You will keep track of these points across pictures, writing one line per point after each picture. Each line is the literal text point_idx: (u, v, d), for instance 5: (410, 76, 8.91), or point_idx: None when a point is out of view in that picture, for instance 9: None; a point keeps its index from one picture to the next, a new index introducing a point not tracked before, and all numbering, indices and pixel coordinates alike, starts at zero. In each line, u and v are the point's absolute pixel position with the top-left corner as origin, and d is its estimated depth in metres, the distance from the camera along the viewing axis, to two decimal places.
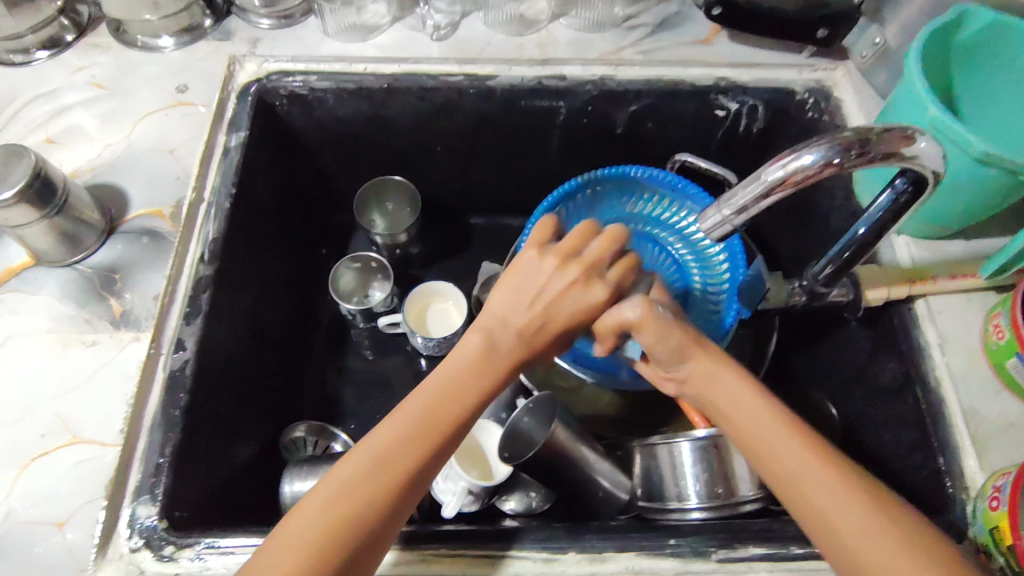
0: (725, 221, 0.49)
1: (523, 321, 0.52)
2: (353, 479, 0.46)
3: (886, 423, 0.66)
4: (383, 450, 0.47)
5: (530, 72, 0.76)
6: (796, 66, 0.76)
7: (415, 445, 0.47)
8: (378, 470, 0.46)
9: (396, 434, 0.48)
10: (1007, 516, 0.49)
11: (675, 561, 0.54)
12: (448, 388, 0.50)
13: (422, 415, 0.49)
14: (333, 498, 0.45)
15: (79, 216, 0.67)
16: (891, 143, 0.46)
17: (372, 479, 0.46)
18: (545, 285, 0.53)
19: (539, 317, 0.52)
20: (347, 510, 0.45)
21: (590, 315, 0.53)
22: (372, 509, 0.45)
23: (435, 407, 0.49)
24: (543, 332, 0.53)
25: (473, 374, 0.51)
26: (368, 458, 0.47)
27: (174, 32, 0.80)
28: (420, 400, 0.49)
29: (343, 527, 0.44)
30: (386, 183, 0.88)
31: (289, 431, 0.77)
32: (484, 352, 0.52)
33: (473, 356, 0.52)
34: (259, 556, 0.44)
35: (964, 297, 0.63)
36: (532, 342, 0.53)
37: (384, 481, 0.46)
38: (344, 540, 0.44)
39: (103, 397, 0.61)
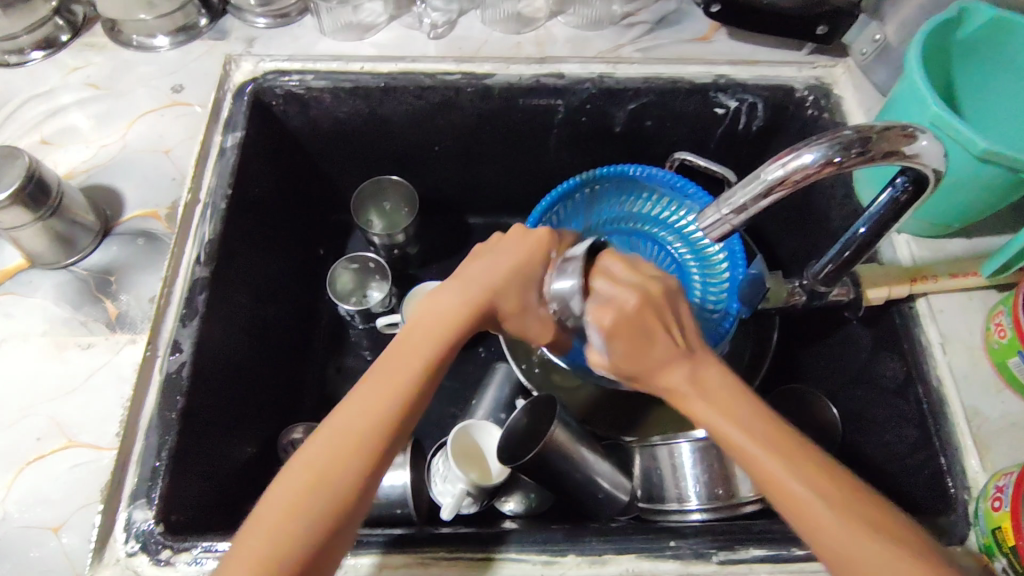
0: (724, 221, 0.49)
1: (477, 271, 0.57)
2: (321, 444, 0.46)
3: (886, 423, 0.66)
4: (347, 411, 0.48)
5: (528, 70, 0.76)
6: (795, 63, 0.75)
7: (380, 402, 0.48)
8: (344, 430, 0.47)
9: (361, 396, 0.48)
10: (1009, 517, 0.49)
11: (676, 563, 0.53)
12: (411, 345, 0.51)
13: (386, 374, 0.49)
14: (306, 466, 0.45)
15: (74, 217, 0.66)
16: (892, 142, 0.45)
17: (341, 441, 0.46)
18: (495, 244, 0.59)
19: (493, 263, 0.57)
20: (318, 475, 0.45)
21: (532, 259, 0.57)
22: (343, 471, 0.45)
23: (398, 366, 0.50)
24: (499, 276, 0.56)
25: (433, 333, 0.52)
26: (337, 423, 0.47)
27: (169, 31, 0.79)
28: (383, 361, 0.51)
29: (316, 495, 0.44)
30: (384, 183, 0.88)
31: (288, 432, 0.75)
32: (446, 306, 0.54)
33: (435, 311, 0.54)
34: (242, 533, 0.44)
35: (965, 295, 0.63)
36: (490, 288, 0.56)
37: (352, 440, 0.46)
38: (319, 507, 0.44)
39: (98, 400, 0.61)
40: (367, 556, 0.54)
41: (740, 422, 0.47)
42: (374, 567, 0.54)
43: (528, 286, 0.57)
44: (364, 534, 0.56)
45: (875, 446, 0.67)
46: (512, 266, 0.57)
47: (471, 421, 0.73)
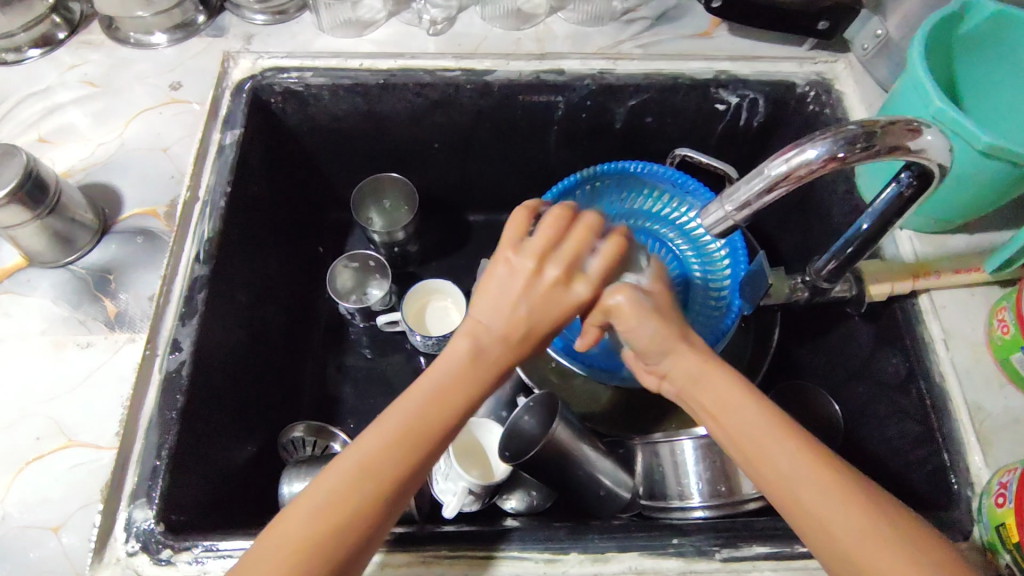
0: (726, 217, 0.48)
1: (507, 325, 0.50)
2: (339, 490, 0.44)
3: (889, 419, 0.66)
4: (371, 460, 0.45)
5: (528, 66, 0.75)
6: (796, 59, 0.75)
7: (407, 455, 0.46)
8: (355, 492, 0.44)
9: (387, 444, 0.46)
10: (1013, 513, 0.48)
11: (678, 560, 0.53)
12: (444, 391, 0.48)
13: (414, 423, 0.47)
14: (321, 506, 0.44)
15: (72, 216, 0.66)
16: (896, 137, 0.45)
17: (348, 501, 0.44)
18: (528, 279, 0.50)
19: (527, 314, 0.49)
20: (334, 518, 0.44)
21: (577, 302, 0.50)
22: (361, 520, 0.44)
23: (426, 414, 0.47)
24: (531, 334, 0.50)
25: (459, 389, 0.48)
26: (358, 467, 0.45)
27: (167, 28, 0.79)
28: (414, 406, 0.47)
29: (331, 537, 0.43)
30: (381, 180, 0.87)
31: (288, 431, 0.75)
32: (480, 358, 0.49)
33: (466, 360, 0.49)
34: (251, 556, 0.43)
35: (968, 291, 0.63)
36: (521, 346, 0.50)
37: (374, 493, 0.45)
38: (335, 551, 0.43)
39: (97, 399, 0.60)
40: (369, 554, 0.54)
41: (761, 435, 0.46)
42: (376, 566, 0.53)
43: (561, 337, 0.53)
44: None
45: (878, 442, 0.67)
46: (548, 321, 0.50)
47: (473, 419, 0.72)
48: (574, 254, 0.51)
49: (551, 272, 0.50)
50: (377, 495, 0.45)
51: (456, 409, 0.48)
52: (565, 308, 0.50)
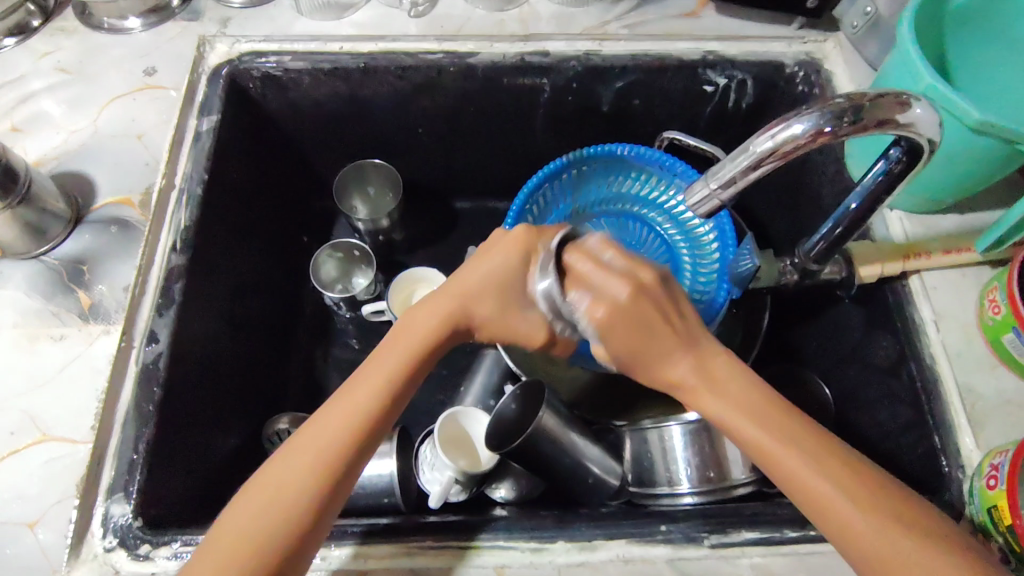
0: (712, 196, 0.47)
1: (456, 282, 0.54)
2: (271, 472, 0.45)
3: (879, 402, 0.65)
4: (303, 435, 0.47)
5: (512, 48, 0.73)
6: (785, 38, 0.73)
7: (337, 423, 0.47)
8: (295, 465, 0.45)
9: (322, 419, 0.47)
10: (1006, 496, 0.48)
11: (667, 548, 0.52)
12: (376, 363, 0.50)
13: (345, 396, 0.48)
14: (257, 491, 0.45)
15: (44, 206, 0.64)
16: (885, 110, 0.44)
17: (289, 474, 0.45)
18: (482, 246, 0.56)
19: (472, 273, 0.54)
20: (271, 496, 0.44)
21: (511, 261, 0.54)
22: (300, 493, 0.44)
23: (365, 383, 0.49)
24: (474, 294, 0.53)
25: (396, 355, 0.50)
26: (302, 438, 0.46)
27: (141, 12, 0.77)
28: (348, 386, 0.49)
29: (265, 514, 0.43)
30: (365, 167, 0.86)
31: (273, 424, 0.73)
32: (417, 324, 0.52)
33: (404, 334, 0.52)
34: (206, 546, 0.44)
35: (958, 272, 0.62)
36: (464, 298, 0.53)
37: (310, 464, 0.45)
38: (276, 528, 0.43)
39: (73, 392, 0.59)
40: (349, 546, 0.53)
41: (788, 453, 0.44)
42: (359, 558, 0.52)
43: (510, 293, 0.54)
44: (342, 524, 0.55)
45: (870, 425, 0.67)
46: (486, 272, 0.54)
47: (459, 408, 0.71)
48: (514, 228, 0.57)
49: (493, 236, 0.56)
50: (307, 466, 0.45)
51: (388, 376, 0.49)
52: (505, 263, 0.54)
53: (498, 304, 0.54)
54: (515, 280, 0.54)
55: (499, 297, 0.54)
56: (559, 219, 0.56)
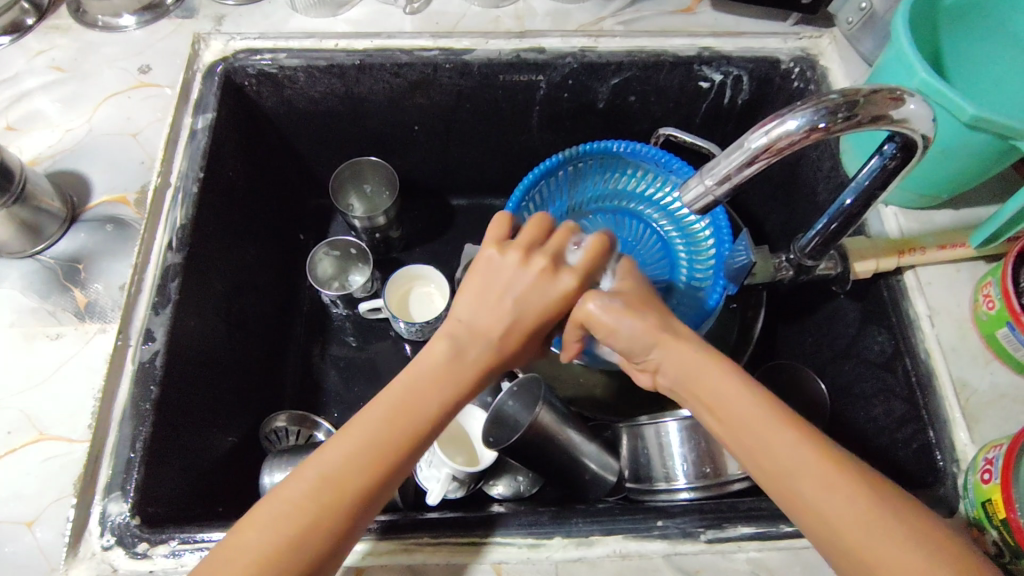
0: (707, 192, 0.47)
1: (492, 322, 0.50)
2: (300, 500, 0.43)
3: (874, 397, 0.65)
4: (338, 469, 0.44)
5: (507, 45, 0.73)
6: (780, 34, 0.73)
7: (376, 459, 0.45)
8: (321, 497, 0.43)
9: (349, 456, 0.45)
10: (1000, 490, 0.48)
11: (663, 543, 0.53)
12: (414, 395, 0.48)
13: (382, 428, 0.46)
14: (284, 515, 0.43)
15: (39, 204, 0.64)
16: (879, 106, 0.44)
17: (314, 506, 0.43)
18: (507, 274, 0.51)
19: (509, 311, 0.50)
20: (301, 528, 0.42)
21: (558, 308, 0.51)
22: (324, 529, 0.43)
23: (394, 415, 0.47)
24: (516, 335, 0.50)
25: (426, 388, 0.48)
26: (326, 467, 0.44)
27: (135, 10, 0.77)
28: (381, 413, 0.47)
29: (294, 546, 0.42)
30: (362, 165, 0.86)
31: (269, 422, 0.74)
32: (456, 360, 0.49)
33: (440, 364, 0.49)
34: (215, 557, 0.42)
35: (953, 267, 0.62)
36: (506, 342, 0.50)
37: (337, 499, 0.44)
38: (295, 562, 0.42)
39: (70, 391, 0.59)
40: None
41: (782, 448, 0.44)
42: (360, 555, 0.53)
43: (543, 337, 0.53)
44: None
45: (865, 420, 0.67)
46: (531, 320, 0.50)
47: None
48: (557, 253, 0.52)
49: (535, 266, 0.51)
50: (341, 502, 0.44)
51: (428, 411, 0.47)
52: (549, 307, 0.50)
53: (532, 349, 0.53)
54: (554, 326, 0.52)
55: (534, 341, 0.53)
56: (603, 238, 0.52)
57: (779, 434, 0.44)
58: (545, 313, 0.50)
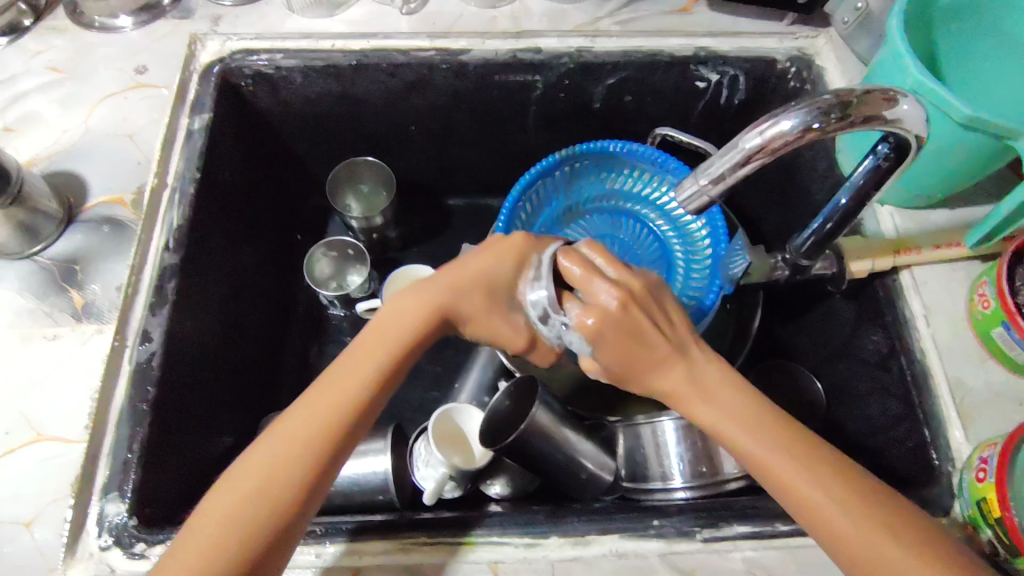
0: (702, 192, 0.48)
1: (447, 274, 0.54)
2: (256, 461, 0.45)
3: (870, 396, 0.66)
4: (289, 425, 0.46)
5: (504, 45, 0.73)
6: (776, 34, 0.73)
7: (325, 409, 0.46)
8: (280, 453, 0.45)
9: (305, 410, 0.47)
10: (995, 488, 0.48)
11: (659, 542, 0.53)
12: (360, 351, 0.49)
13: (331, 384, 0.48)
14: (243, 477, 0.44)
15: (36, 205, 0.64)
16: (872, 106, 0.44)
17: (273, 461, 0.45)
18: (469, 243, 0.57)
19: (451, 267, 0.54)
20: (260, 485, 0.44)
21: (498, 262, 0.54)
22: (284, 481, 0.44)
23: (349, 370, 0.48)
24: (454, 283, 0.53)
25: (379, 343, 0.50)
26: (285, 423, 0.46)
27: (132, 11, 0.77)
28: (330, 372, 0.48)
29: (253, 500, 0.43)
30: (358, 165, 0.86)
31: (267, 421, 0.74)
32: (401, 313, 0.51)
33: (388, 320, 0.51)
34: (189, 530, 0.44)
35: (948, 266, 0.62)
36: (444, 294, 0.52)
37: (295, 452, 0.45)
38: (260, 516, 0.43)
39: (67, 391, 0.59)
40: (341, 543, 0.53)
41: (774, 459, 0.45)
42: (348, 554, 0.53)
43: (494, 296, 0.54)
44: (334, 521, 0.55)
45: (860, 419, 0.67)
46: (473, 277, 0.53)
47: (452, 405, 0.71)
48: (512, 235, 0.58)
49: (487, 237, 0.56)
50: (298, 454, 0.45)
51: (375, 364, 0.49)
52: (490, 263, 0.54)
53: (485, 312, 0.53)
54: (499, 283, 0.54)
55: (478, 299, 0.53)
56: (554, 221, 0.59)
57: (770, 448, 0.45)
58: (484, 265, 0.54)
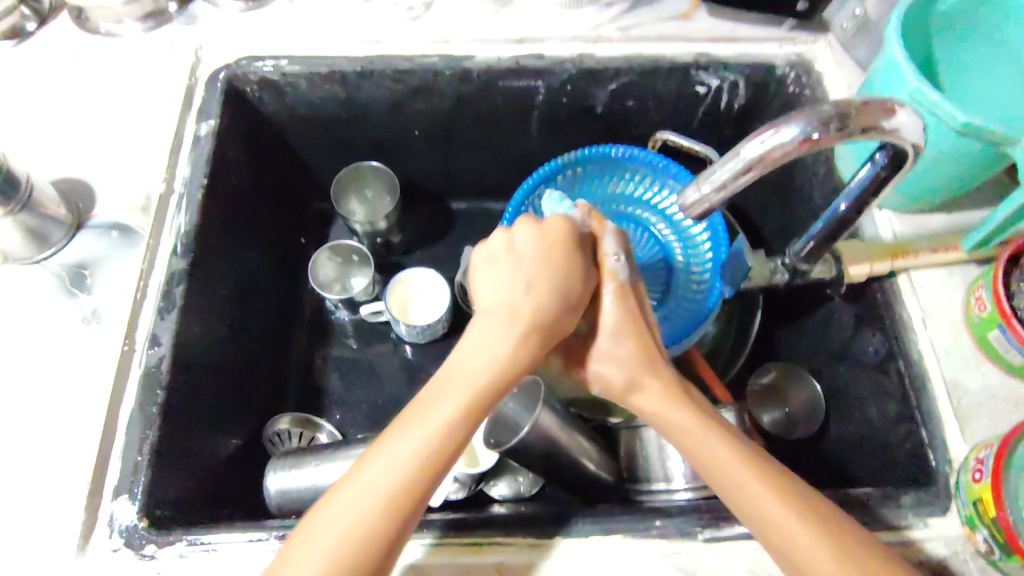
0: (704, 200, 0.49)
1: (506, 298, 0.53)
2: (349, 515, 0.45)
3: (869, 398, 0.67)
4: (381, 478, 0.46)
5: (507, 51, 0.74)
6: (776, 40, 0.74)
7: (410, 463, 0.46)
8: (365, 511, 0.45)
9: (389, 460, 0.46)
10: (990, 489, 0.50)
11: (662, 542, 0.54)
12: (443, 393, 0.49)
13: (417, 433, 0.47)
14: (342, 532, 0.44)
15: (45, 211, 0.65)
16: (871, 116, 0.45)
17: (362, 520, 0.45)
18: (516, 249, 0.55)
19: (512, 287, 0.53)
20: (350, 540, 0.44)
21: (554, 265, 0.54)
22: (377, 533, 0.45)
23: (429, 415, 0.48)
24: (534, 304, 0.52)
25: (459, 380, 0.49)
26: (367, 474, 0.46)
27: (137, 17, 0.77)
28: (413, 418, 0.48)
29: (350, 555, 0.44)
30: (364, 171, 0.87)
31: (273, 424, 0.77)
32: (484, 348, 0.51)
33: (463, 358, 0.51)
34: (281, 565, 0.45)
35: (945, 270, 0.63)
36: (513, 322, 0.52)
37: (381, 507, 0.45)
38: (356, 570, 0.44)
39: (78, 394, 0.60)
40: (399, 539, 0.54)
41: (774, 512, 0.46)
42: None
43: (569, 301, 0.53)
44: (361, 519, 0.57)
45: (859, 420, 0.68)
46: (525, 278, 0.53)
47: None
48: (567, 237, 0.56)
49: (524, 234, 0.55)
50: (386, 508, 0.45)
51: (455, 405, 0.48)
52: (541, 266, 0.53)
53: (569, 321, 0.53)
54: (561, 277, 0.53)
55: (552, 304, 0.52)
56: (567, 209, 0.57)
57: (763, 489, 0.46)
58: (537, 272, 0.53)
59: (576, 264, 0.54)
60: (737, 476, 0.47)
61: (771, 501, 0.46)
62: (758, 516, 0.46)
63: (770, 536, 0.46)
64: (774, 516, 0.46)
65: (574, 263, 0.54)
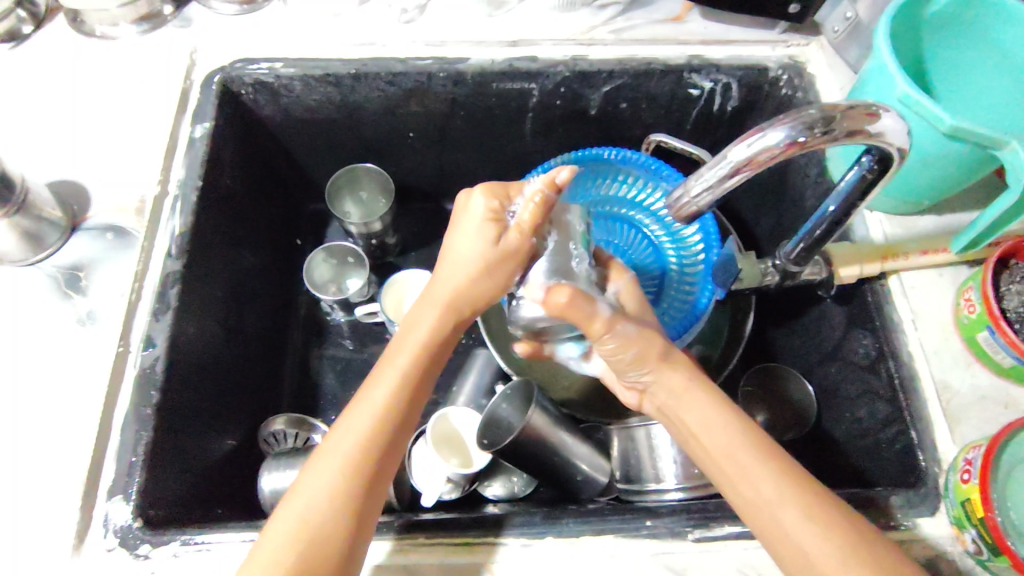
0: (691, 203, 0.49)
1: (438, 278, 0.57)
2: (310, 491, 0.48)
3: (860, 398, 0.67)
4: (334, 453, 0.50)
5: (500, 54, 0.75)
6: (769, 43, 0.75)
7: (360, 438, 0.50)
8: (323, 486, 0.48)
9: (341, 437, 0.50)
10: (978, 489, 0.50)
11: (652, 542, 0.54)
12: (383, 371, 0.54)
13: (362, 409, 0.51)
14: (305, 509, 0.48)
15: (41, 213, 0.65)
16: (856, 120, 0.45)
17: (322, 494, 0.48)
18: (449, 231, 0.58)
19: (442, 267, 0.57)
20: (312, 514, 0.47)
21: (477, 239, 0.55)
22: (335, 505, 0.48)
23: (374, 393, 0.52)
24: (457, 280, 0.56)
25: (397, 359, 0.54)
26: (324, 453, 0.50)
27: (133, 20, 0.78)
28: (358, 399, 0.53)
29: (312, 528, 0.47)
30: (358, 171, 0.87)
31: (268, 426, 0.75)
32: (416, 325, 0.56)
33: (401, 339, 0.55)
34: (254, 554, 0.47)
35: (935, 272, 0.63)
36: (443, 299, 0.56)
37: (337, 482, 0.48)
38: (322, 546, 0.46)
39: (74, 395, 0.61)
40: (386, 540, 0.55)
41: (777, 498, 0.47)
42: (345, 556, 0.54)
43: (495, 271, 0.56)
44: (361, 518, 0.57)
45: (850, 420, 0.69)
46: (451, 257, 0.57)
47: (452, 407, 0.73)
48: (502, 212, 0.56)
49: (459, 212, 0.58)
50: (343, 478, 0.49)
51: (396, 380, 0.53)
52: (468, 240, 0.56)
53: (494, 291, 0.57)
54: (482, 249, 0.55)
55: (474, 277, 0.56)
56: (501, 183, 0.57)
57: (770, 476, 0.48)
58: (460, 248, 0.56)
59: (498, 234, 0.55)
60: (746, 461, 0.49)
61: (779, 485, 0.47)
62: (766, 501, 0.47)
63: (770, 519, 0.47)
64: (778, 502, 0.47)
65: (496, 235, 0.55)
